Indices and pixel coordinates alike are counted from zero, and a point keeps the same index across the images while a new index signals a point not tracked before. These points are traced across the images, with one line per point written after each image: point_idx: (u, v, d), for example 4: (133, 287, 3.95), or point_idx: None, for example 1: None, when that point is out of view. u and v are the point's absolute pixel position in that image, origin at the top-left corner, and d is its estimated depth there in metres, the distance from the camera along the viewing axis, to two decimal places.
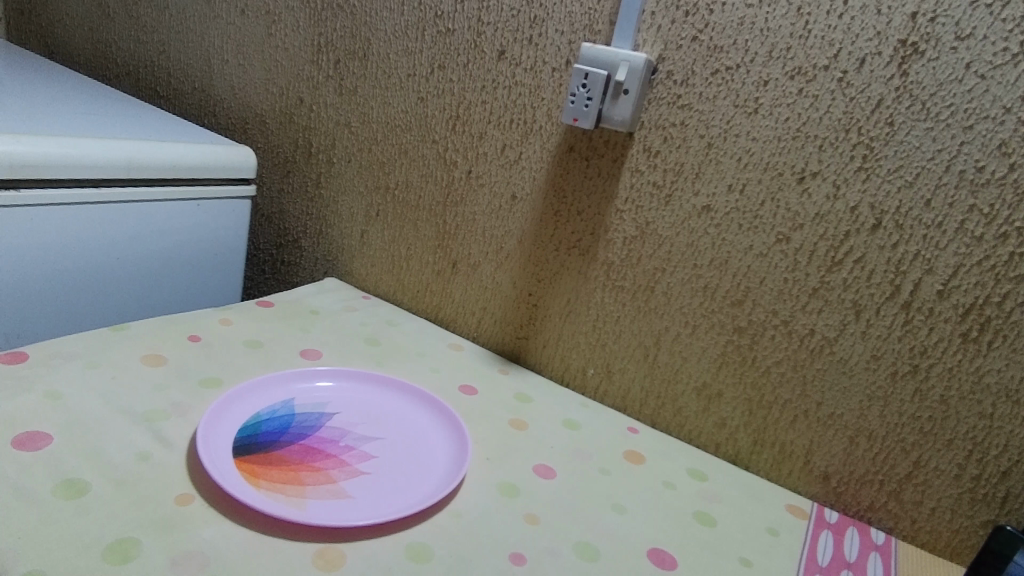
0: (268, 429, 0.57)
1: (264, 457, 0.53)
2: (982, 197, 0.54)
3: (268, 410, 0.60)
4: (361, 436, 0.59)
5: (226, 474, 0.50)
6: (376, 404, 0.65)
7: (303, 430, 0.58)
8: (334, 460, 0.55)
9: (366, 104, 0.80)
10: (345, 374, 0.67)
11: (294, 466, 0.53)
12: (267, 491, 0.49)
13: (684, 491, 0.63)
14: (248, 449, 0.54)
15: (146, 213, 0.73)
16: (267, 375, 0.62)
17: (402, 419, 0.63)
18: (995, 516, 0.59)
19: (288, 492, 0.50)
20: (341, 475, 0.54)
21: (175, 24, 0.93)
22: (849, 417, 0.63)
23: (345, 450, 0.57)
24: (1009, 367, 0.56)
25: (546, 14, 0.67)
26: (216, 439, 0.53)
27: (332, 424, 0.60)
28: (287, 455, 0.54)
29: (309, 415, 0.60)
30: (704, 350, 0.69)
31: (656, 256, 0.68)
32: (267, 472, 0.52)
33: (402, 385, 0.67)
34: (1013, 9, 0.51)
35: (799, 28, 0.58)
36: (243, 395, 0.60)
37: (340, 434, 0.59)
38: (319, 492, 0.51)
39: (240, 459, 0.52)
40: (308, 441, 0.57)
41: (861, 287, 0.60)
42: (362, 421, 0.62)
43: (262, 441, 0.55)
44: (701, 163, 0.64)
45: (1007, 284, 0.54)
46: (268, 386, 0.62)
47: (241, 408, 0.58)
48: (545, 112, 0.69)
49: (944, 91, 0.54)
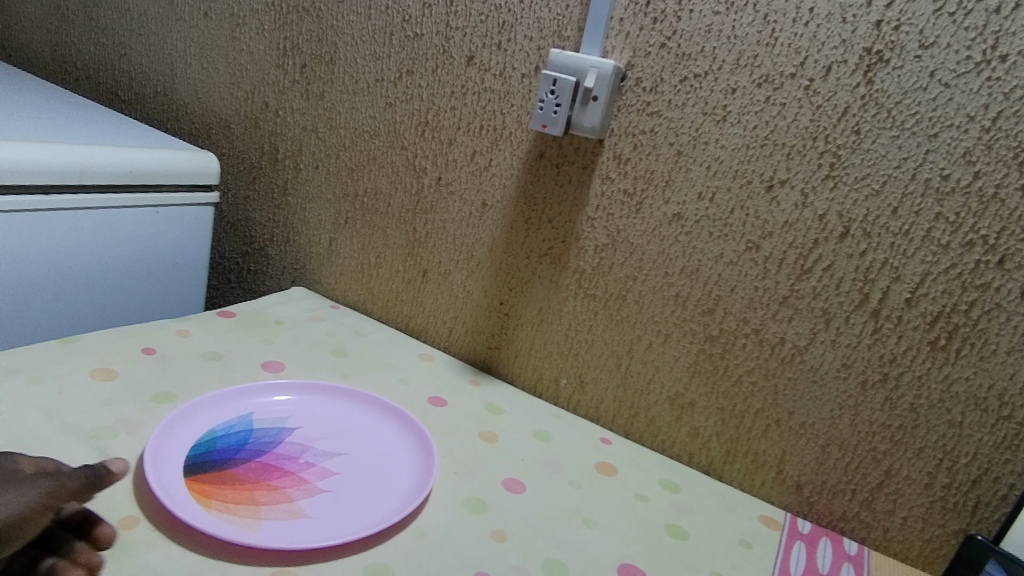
0: (223, 446, 0.55)
1: (217, 476, 0.51)
2: (948, 205, 0.54)
3: (224, 426, 0.58)
4: (322, 452, 0.58)
5: (175, 495, 0.48)
6: (340, 418, 0.63)
7: (261, 447, 0.56)
8: (292, 478, 0.53)
9: (334, 109, 0.79)
10: (308, 386, 0.65)
11: (250, 485, 0.51)
12: (218, 512, 0.47)
13: (656, 503, 0.62)
14: (200, 468, 0.52)
15: (102, 220, 0.71)
16: (224, 390, 0.61)
17: (366, 433, 0.62)
18: (966, 525, 0.59)
19: (241, 513, 0.48)
20: (299, 494, 0.52)
21: (136, 27, 0.91)
22: (820, 426, 0.63)
23: (305, 467, 0.55)
24: (977, 375, 0.56)
25: (515, 20, 0.66)
26: (167, 458, 0.51)
27: (292, 440, 0.58)
28: (242, 473, 0.52)
29: (268, 431, 0.59)
30: (676, 359, 0.68)
31: (628, 264, 0.67)
32: (219, 492, 0.50)
33: (369, 398, 0.65)
34: (975, 18, 0.51)
35: (766, 36, 0.58)
36: (199, 410, 0.58)
37: (300, 451, 0.57)
38: (275, 512, 0.49)
39: (191, 478, 0.50)
40: (265, 458, 0.55)
41: (830, 295, 0.60)
42: (325, 436, 0.60)
43: (216, 459, 0.53)
44: (671, 171, 0.63)
45: (973, 292, 0.54)
46: (227, 401, 0.60)
47: (196, 425, 0.57)
48: (515, 119, 0.68)
49: (910, 99, 0.54)
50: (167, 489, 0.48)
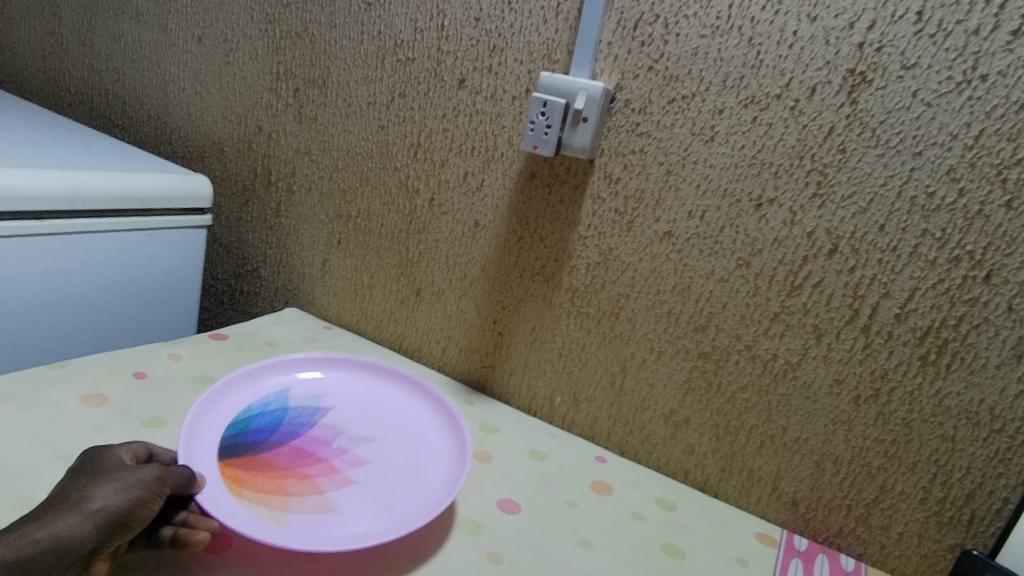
0: (258, 426, 0.61)
1: (251, 461, 0.56)
2: (934, 221, 0.55)
3: (261, 404, 0.64)
4: (352, 437, 0.62)
5: (208, 474, 0.52)
6: (376, 409, 0.67)
7: (295, 430, 0.61)
8: (323, 468, 0.57)
9: (327, 132, 0.80)
10: (342, 364, 0.72)
11: (281, 473, 0.55)
12: (249, 501, 0.51)
13: (652, 522, 0.62)
14: (235, 447, 0.57)
15: (95, 244, 0.71)
16: (264, 368, 0.68)
17: (394, 416, 0.67)
18: (962, 539, 0.59)
19: (271, 504, 0.51)
20: (328, 485, 0.55)
21: (130, 53, 0.92)
22: (814, 442, 0.63)
23: (335, 454, 0.59)
24: (968, 389, 0.56)
25: (505, 44, 0.67)
26: (202, 433, 0.57)
27: (324, 424, 0.64)
28: (277, 459, 0.57)
29: (302, 412, 0.65)
30: (669, 376, 0.68)
31: (620, 282, 0.68)
32: (251, 479, 0.54)
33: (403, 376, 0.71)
34: (955, 39, 0.52)
35: (751, 58, 0.59)
36: (237, 386, 0.65)
37: (330, 436, 0.62)
38: (301, 503, 0.52)
39: (229, 459, 0.55)
40: (300, 446, 0.59)
41: (820, 312, 0.60)
42: (356, 424, 0.64)
43: (253, 441, 0.58)
44: (662, 190, 0.64)
45: (962, 307, 0.55)
46: (266, 380, 0.67)
47: (234, 402, 0.63)
48: (507, 140, 0.69)
49: (893, 118, 0.55)
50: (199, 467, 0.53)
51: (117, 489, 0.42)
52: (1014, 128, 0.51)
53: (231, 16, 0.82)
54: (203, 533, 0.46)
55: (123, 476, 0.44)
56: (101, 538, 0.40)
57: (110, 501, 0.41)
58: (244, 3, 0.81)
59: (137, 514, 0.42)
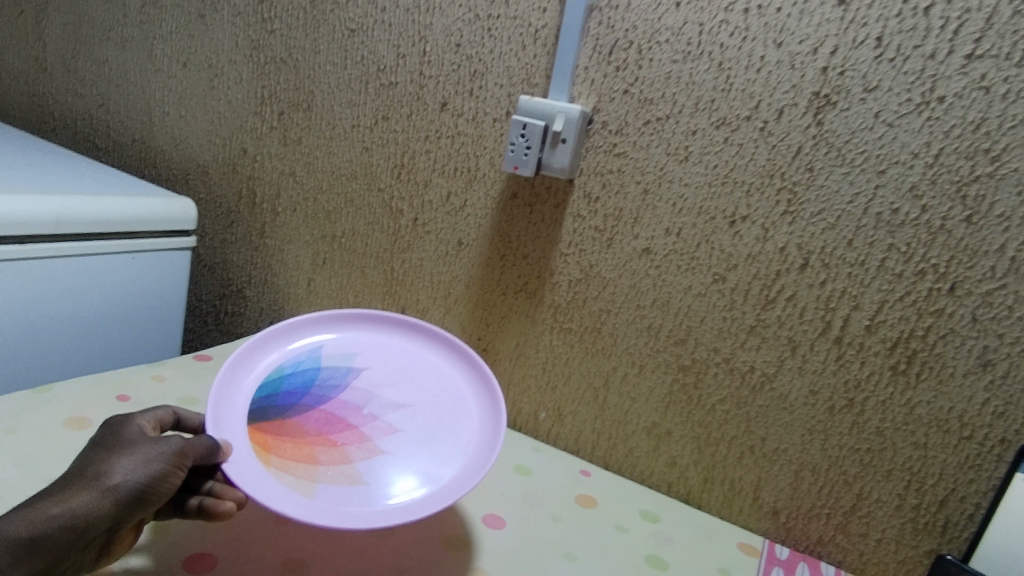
0: (289, 387, 0.61)
1: (281, 427, 0.57)
2: (899, 236, 0.57)
3: (293, 363, 0.63)
4: (384, 401, 0.61)
5: (238, 442, 0.54)
6: (409, 366, 0.65)
7: (325, 392, 0.61)
8: (352, 435, 0.58)
9: (311, 154, 0.81)
10: (376, 318, 0.68)
11: (310, 441, 0.56)
12: (277, 469, 0.52)
13: (636, 534, 0.63)
14: (265, 413, 0.58)
15: (78, 267, 0.71)
16: (294, 322, 0.65)
17: (427, 374, 0.65)
18: (938, 545, 0.60)
19: (299, 473, 0.53)
20: (357, 454, 0.56)
21: (114, 78, 0.93)
22: (792, 452, 0.65)
23: (365, 420, 0.59)
24: (938, 398, 0.58)
25: (485, 68, 0.69)
26: (232, 398, 0.58)
27: (356, 385, 0.63)
28: (307, 425, 0.58)
29: (334, 371, 0.63)
30: (651, 390, 0.70)
31: (601, 298, 0.69)
32: (280, 446, 0.55)
33: (439, 336, 0.67)
34: (913, 63, 0.55)
35: (721, 82, 0.61)
36: (269, 342, 0.64)
37: (362, 399, 0.61)
38: (329, 473, 0.53)
39: (258, 425, 0.56)
40: (330, 410, 0.60)
41: (794, 324, 0.62)
42: (388, 384, 0.63)
43: (282, 404, 0.59)
44: (639, 208, 0.66)
45: (928, 318, 0.57)
46: (297, 335, 0.66)
47: (265, 361, 0.63)
48: (488, 161, 0.71)
49: (857, 138, 0.57)
50: (229, 434, 0.55)
51: (139, 463, 0.44)
52: (971, 147, 0.54)
53: (216, 42, 0.83)
54: (228, 503, 0.49)
55: (148, 449, 0.46)
56: (122, 510, 0.43)
57: (130, 476, 0.43)
58: (229, 29, 0.82)
59: (157, 488, 0.45)
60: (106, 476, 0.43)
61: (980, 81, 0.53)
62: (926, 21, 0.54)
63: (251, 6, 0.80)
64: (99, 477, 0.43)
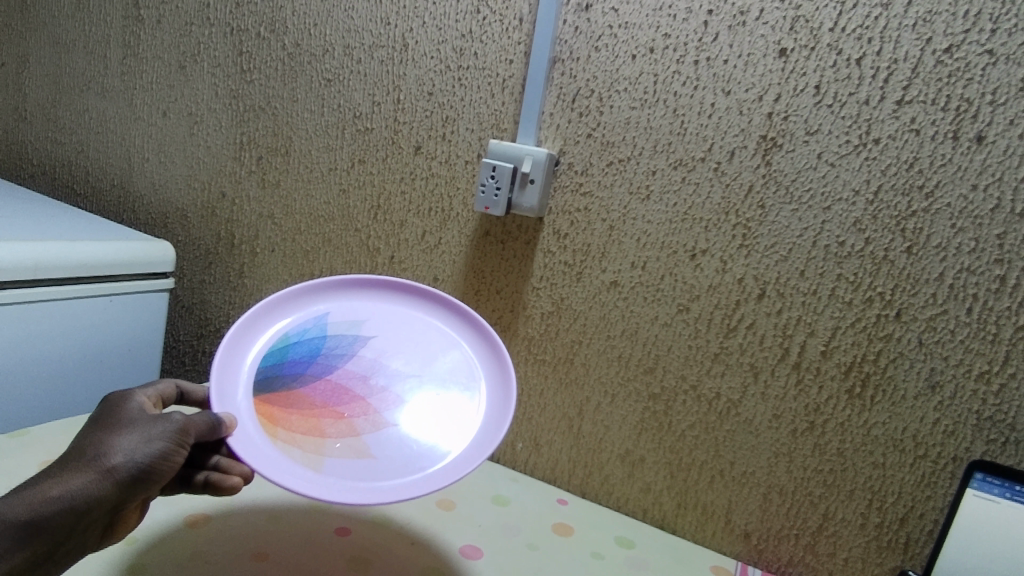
0: (294, 356, 0.59)
1: (286, 400, 0.57)
2: (847, 266, 0.61)
3: (298, 331, 0.61)
4: (391, 370, 0.60)
5: (243, 414, 0.54)
6: (417, 334, 0.63)
7: (331, 362, 0.60)
8: (359, 407, 0.57)
9: (289, 197, 0.83)
10: (386, 284, 0.65)
11: (317, 413, 0.56)
12: (283, 442, 0.53)
13: (611, 560, 0.65)
14: (270, 383, 0.57)
15: (54, 311, 0.71)
16: (301, 288, 0.63)
17: (436, 342, 0.63)
18: (902, 562, 0.63)
19: (306, 447, 0.53)
20: (364, 427, 0.56)
21: (94, 126, 0.94)
22: (760, 474, 0.67)
23: (373, 390, 0.59)
24: (892, 419, 0.62)
25: (457, 115, 0.73)
26: (236, 366, 0.57)
27: (363, 355, 0.61)
28: (313, 396, 0.57)
29: (340, 340, 0.61)
30: (624, 417, 0.72)
31: (573, 330, 0.72)
32: (286, 418, 0.55)
33: (450, 307, 0.64)
34: (849, 109, 0.60)
35: (677, 126, 0.66)
36: (271, 308, 0.61)
37: (370, 369, 0.60)
38: (335, 447, 0.54)
39: (263, 398, 0.56)
40: (336, 380, 0.59)
41: (755, 351, 0.66)
42: (396, 352, 0.62)
43: (286, 374, 0.58)
44: (606, 244, 0.69)
45: (878, 343, 0.61)
46: (303, 300, 0.64)
47: (270, 327, 0.61)
48: (461, 201, 0.74)
49: (803, 177, 0.62)
50: (234, 407, 0.55)
51: (141, 443, 0.46)
52: (906, 184, 0.59)
53: (196, 92, 0.86)
54: (235, 479, 0.54)
55: (150, 428, 0.47)
56: (125, 488, 0.45)
57: (132, 457, 0.45)
58: (209, 79, 0.85)
59: (159, 467, 0.46)
60: (109, 455, 0.45)
61: (910, 124, 0.58)
62: (859, 70, 0.59)
63: (231, 58, 0.84)
64: (101, 455, 0.44)
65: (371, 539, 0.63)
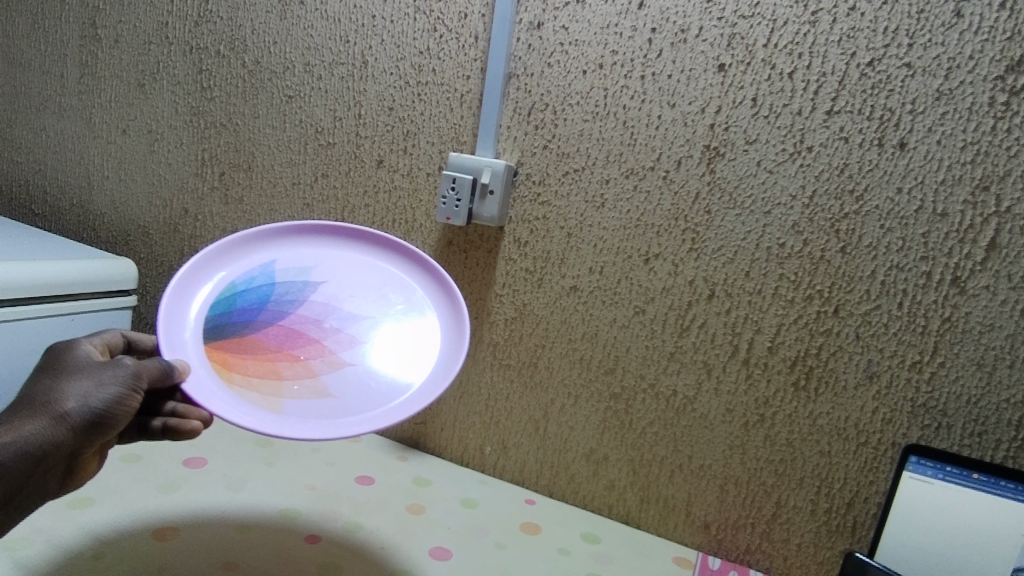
0: (243, 304, 0.60)
1: (241, 347, 0.57)
2: (788, 267, 0.65)
3: (246, 279, 0.62)
4: (344, 312, 0.61)
5: (196, 362, 0.55)
6: (367, 277, 0.64)
7: (282, 307, 0.61)
8: (315, 349, 0.58)
9: (253, 212, 0.84)
10: (334, 231, 0.66)
11: (273, 357, 0.57)
12: (240, 387, 0.54)
13: (577, 555, 0.67)
14: (221, 331, 0.58)
15: (13, 333, 0.70)
16: (244, 237, 0.63)
17: (387, 284, 0.64)
18: (850, 544, 0.66)
19: (264, 391, 0.54)
20: (320, 368, 0.57)
21: (52, 146, 0.93)
22: (716, 467, 0.70)
23: (328, 333, 0.60)
24: (835, 409, 0.66)
25: (417, 129, 0.75)
26: (184, 315, 0.58)
27: (315, 300, 0.62)
28: (268, 341, 0.58)
29: (290, 287, 0.62)
30: (587, 418, 0.74)
31: (536, 333, 0.75)
32: (240, 364, 0.56)
33: (399, 251, 0.65)
34: (784, 119, 0.64)
35: (627, 138, 0.69)
36: (214, 258, 0.61)
37: (323, 312, 0.61)
38: (292, 388, 0.55)
39: (215, 346, 0.57)
40: (291, 325, 0.60)
41: (708, 348, 0.69)
42: (348, 295, 0.62)
43: (236, 323, 0.59)
44: (565, 250, 0.72)
45: (818, 337, 0.65)
46: (248, 249, 0.64)
47: (215, 276, 0.61)
48: (424, 213, 0.76)
49: (745, 184, 0.66)
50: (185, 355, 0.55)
51: (93, 390, 0.49)
52: (838, 188, 0.63)
53: (156, 110, 0.86)
54: (195, 422, 0.59)
55: (102, 375, 0.50)
56: (83, 430, 0.48)
57: (86, 402, 0.48)
58: (169, 97, 0.86)
59: (115, 410, 0.49)
60: (62, 401, 0.47)
61: (840, 132, 0.63)
62: (791, 83, 0.64)
63: (191, 76, 0.84)
64: (54, 401, 0.47)
65: (340, 546, 0.64)
